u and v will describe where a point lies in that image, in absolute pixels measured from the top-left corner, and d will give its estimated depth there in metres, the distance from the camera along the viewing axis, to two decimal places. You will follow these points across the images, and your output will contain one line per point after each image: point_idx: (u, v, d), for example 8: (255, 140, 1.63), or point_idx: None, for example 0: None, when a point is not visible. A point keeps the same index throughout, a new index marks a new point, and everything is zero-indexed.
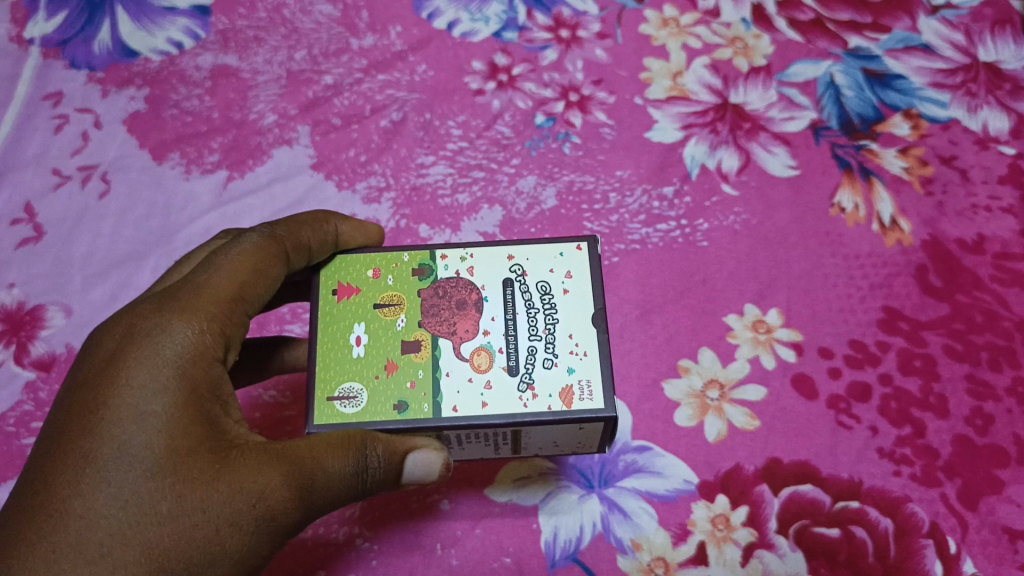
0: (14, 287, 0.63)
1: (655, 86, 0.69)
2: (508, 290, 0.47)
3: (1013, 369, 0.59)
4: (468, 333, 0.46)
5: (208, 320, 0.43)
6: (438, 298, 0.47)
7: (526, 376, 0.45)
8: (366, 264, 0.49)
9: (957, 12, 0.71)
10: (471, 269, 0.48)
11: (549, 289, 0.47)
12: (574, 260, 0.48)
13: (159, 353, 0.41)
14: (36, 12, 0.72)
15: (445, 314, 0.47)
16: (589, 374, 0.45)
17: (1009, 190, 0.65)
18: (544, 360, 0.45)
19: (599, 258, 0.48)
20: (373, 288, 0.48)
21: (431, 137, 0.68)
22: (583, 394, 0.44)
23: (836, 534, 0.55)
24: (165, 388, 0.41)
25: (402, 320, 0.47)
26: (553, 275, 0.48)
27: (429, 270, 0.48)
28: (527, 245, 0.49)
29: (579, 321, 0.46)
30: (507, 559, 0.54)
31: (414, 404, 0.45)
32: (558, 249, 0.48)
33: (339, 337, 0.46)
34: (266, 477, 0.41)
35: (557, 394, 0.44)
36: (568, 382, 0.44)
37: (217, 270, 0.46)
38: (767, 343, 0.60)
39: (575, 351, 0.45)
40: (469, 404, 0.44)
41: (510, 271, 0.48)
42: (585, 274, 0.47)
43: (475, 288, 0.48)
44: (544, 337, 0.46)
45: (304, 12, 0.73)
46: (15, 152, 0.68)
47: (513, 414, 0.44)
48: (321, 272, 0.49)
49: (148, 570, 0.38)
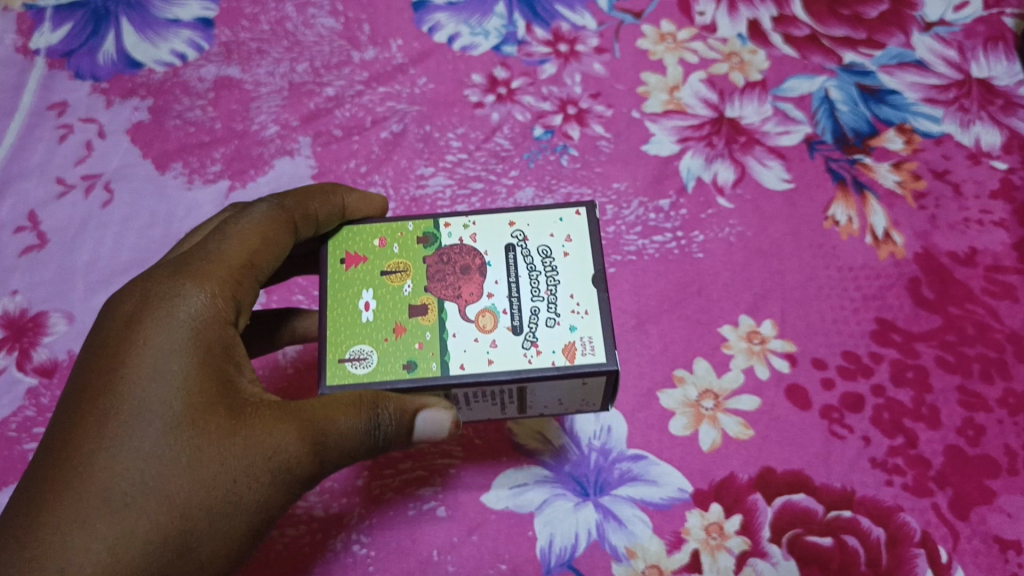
0: (17, 294, 0.64)
1: (653, 100, 0.71)
2: (511, 254, 0.48)
3: (1005, 381, 0.60)
4: (473, 295, 0.47)
5: (221, 286, 0.44)
6: (443, 264, 0.48)
7: (530, 334, 0.45)
8: (371, 234, 0.49)
9: (950, 28, 0.72)
10: (474, 236, 0.49)
11: (550, 253, 0.48)
12: (573, 224, 0.49)
13: (174, 315, 0.42)
14: (41, 23, 0.73)
15: (450, 280, 0.47)
16: (590, 330, 0.45)
17: (1001, 204, 0.66)
18: (546, 319, 0.46)
19: (598, 223, 0.49)
20: (380, 256, 0.49)
21: (431, 149, 0.69)
22: (585, 349, 0.45)
23: (829, 543, 0.55)
24: (182, 348, 0.42)
25: (408, 286, 0.47)
26: (553, 240, 0.48)
27: (433, 237, 0.49)
28: (527, 212, 0.49)
29: (579, 281, 0.47)
30: (503, 566, 0.55)
31: (421, 364, 0.45)
32: (556, 215, 0.49)
33: (346, 303, 0.47)
34: (283, 432, 0.42)
35: (562, 351, 0.45)
36: (571, 339, 0.45)
37: (228, 237, 0.46)
38: (761, 353, 0.61)
39: (576, 310, 0.46)
40: (476, 362, 0.45)
41: (511, 237, 0.49)
42: (584, 239, 0.48)
43: (479, 254, 0.48)
44: (546, 297, 0.46)
45: (306, 24, 0.74)
46: (20, 161, 0.69)
47: (519, 371, 0.45)
48: (328, 242, 0.50)
49: (170, 518, 0.39)
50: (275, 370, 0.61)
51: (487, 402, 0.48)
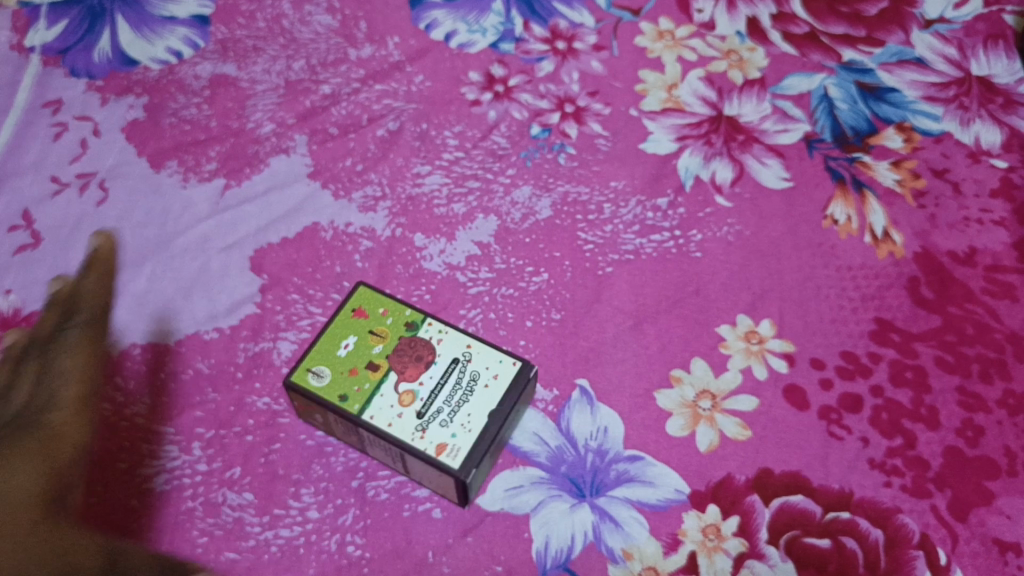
0: (11, 293, 0.63)
1: (650, 98, 0.70)
2: (452, 368, 0.56)
3: (1004, 381, 0.59)
4: (410, 376, 0.56)
5: (77, 403, 0.54)
6: (408, 348, 0.57)
7: (424, 423, 0.54)
8: (380, 302, 0.59)
9: (949, 26, 0.73)
10: (439, 338, 0.58)
11: (476, 379, 0.56)
12: (505, 369, 0.56)
13: (29, 422, 0.51)
14: (37, 21, 0.73)
15: (405, 359, 0.56)
16: (464, 443, 0.53)
17: (1001, 203, 0.65)
18: (443, 420, 0.54)
19: (527, 379, 0.56)
20: (375, 320, 0.58)
21: (427, 147, 0.69)
22: (451, 453, 0.53)
23: (827, 545, 0.54)
24: (20, 446, 0.50)
25: (378, 348, 0.57)
26: (483, 370, 0.56)
27: (415, 326, 0.58)
28: (483, 343, 0.57)
29: (482, 408, 0.55)
30: (499, 568, 0.54)
31: (350, 400, 0.55)
32: (500, 356, 0.57)
33: (333, 338, 0.57)
34: (86, 541, 0.47)
35: (436, 444, 0.53)
36: (447, 440, 0.53)
37: (77, 356, 0.55)
38: (759, 353, 0.60)
39: (466, 424, 0.54)
40: (382, 419, 0.54)
41: (460, 352, 0.57)
42: (507, 382, 0.56)
43: (433, 351, 0.57)
44: (451, 406, 0.55)
45: (302, 22, 0.74)
46: (14, 159, 0.68)
47: (402, 441, 0.53)
48: (348, 299, 0.59)
49: None
50: (270, 371, 0.60)
51: (380, 447, 0.55)
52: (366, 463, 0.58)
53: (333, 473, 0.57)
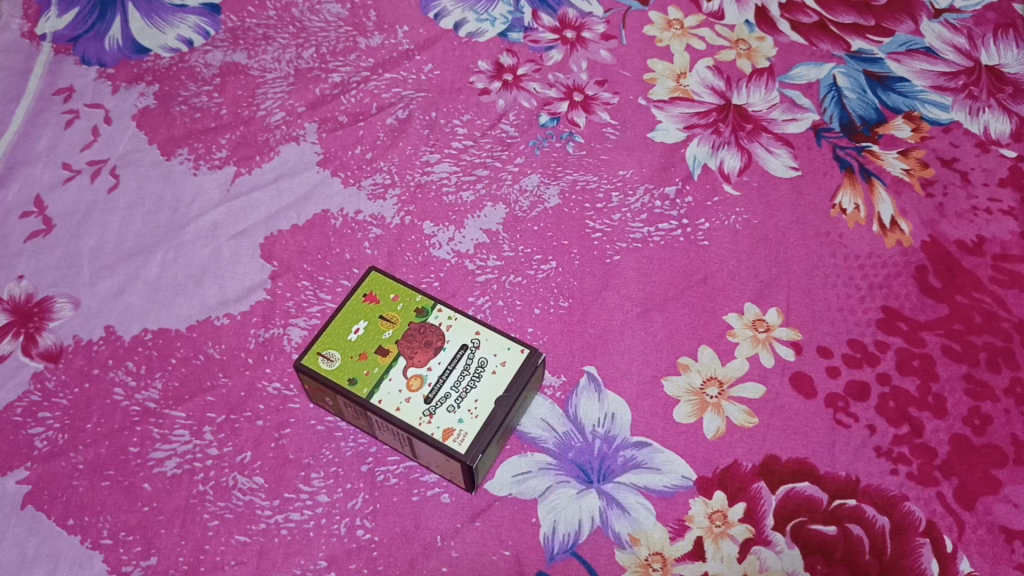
0: (23, 279, 0.63)
1: (659, 87, 0.70)
2: (461, 354, 0.57)
3: (1011, 370, 0.59)
4: (419, 362, 0.56)
5: None
6: (418, 333, 0.57)
7: (432, 408, 0.55)
8: (391, 288, 0.59)
9: (959, 15, 0.73)
10: (448, 325, 0.58)
11: (484, 365, 0.56)
12: (513, 356, 0.57)
13: None
14: (48, 9, 0.74)
15: (415, 345, 0.57)
16: (471, 429, 0.54)
17: (1010, 192, 0.65)
18: (449, 405, 0.55)
19: (534, 366, 0.56)
20: (385, 306, 0.59)
21: (436, 135, 0.69)
22: (458, 438, 0.53)
23: (833, 531, 0.55)
24: None
25: (388, 333, 0.57)
26: (491, 357, 0.57)
27: (425, 312, 0.59)
28: (492, 330, 0.58)
29: (489, 395, 0.55)
30: (506, 552, 0.55)
31: (359, 384, 0.55)
32: (508, 343, 0.57)
33: (344, 323, 0.57)
34: None
35: (443, 429, 0.54)
36: (454, 425, 0.54)
37: None
38: (766, 341, 0.60)
39: (472, 410, 0.54)
40: (391, 403, 0.55)
41: (469, 339, 0.57)
42: (515, 369, 0.56)
43: (442, 337, 0.57)
44: (460, 391, 0.55)
45: (312, 11, 0.75)
46: (25, 146, 0.68)
47: (410, 425, 0.54)
48: (360, 284, 0.59)
49: None
50: (281, 357, 0.61)
51: (388, 431, 0.56)
52: (376, 448, 0.58)
53: (343, 457, 0.58)
